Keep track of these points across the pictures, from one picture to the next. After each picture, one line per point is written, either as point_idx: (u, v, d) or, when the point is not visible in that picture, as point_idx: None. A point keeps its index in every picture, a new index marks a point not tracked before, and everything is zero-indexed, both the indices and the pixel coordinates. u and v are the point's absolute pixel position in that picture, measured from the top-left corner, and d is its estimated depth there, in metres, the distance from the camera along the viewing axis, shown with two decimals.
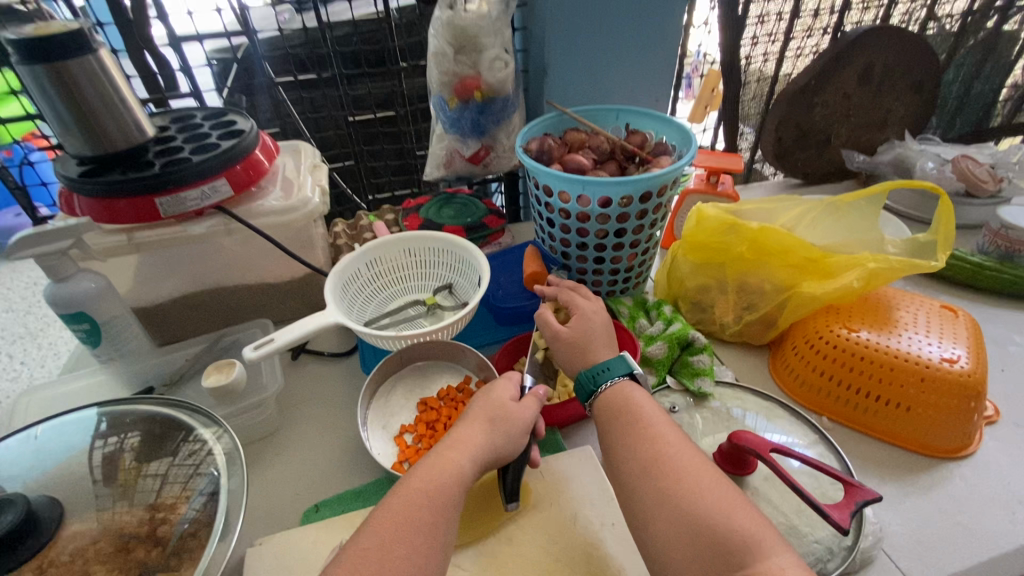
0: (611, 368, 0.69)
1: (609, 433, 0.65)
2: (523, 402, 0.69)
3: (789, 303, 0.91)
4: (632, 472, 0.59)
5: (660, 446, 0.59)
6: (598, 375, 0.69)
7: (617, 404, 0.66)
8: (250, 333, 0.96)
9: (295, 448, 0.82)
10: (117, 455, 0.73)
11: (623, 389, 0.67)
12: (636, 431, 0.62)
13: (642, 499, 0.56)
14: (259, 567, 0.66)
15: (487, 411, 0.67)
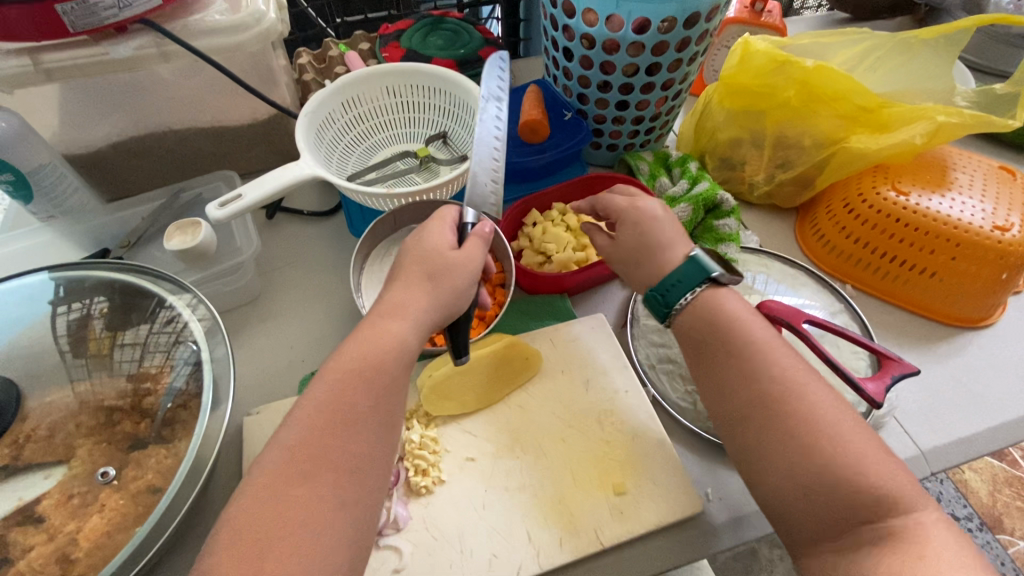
0: (684, 280, 0.59)
1: (705, 361, 0.56)
2: (465, 246, 0.58)
3: (831, 162, 0.81)
4: (741, 411, 0.52)
5: (779, 378, 0.51)
6: (670, 289, 0.59)
7: (717, 326, 0.56)
8: (213, 187, 0.82)
9: (283, 315, 0.75)
10: (84, 324, 0.65)
11: (721, 304, 0.57)
12: (742, 361, 0.53)
13: (754, 434, 0.50)
14: (259, 437, 0.63)
15: (417, 264, 0.57)
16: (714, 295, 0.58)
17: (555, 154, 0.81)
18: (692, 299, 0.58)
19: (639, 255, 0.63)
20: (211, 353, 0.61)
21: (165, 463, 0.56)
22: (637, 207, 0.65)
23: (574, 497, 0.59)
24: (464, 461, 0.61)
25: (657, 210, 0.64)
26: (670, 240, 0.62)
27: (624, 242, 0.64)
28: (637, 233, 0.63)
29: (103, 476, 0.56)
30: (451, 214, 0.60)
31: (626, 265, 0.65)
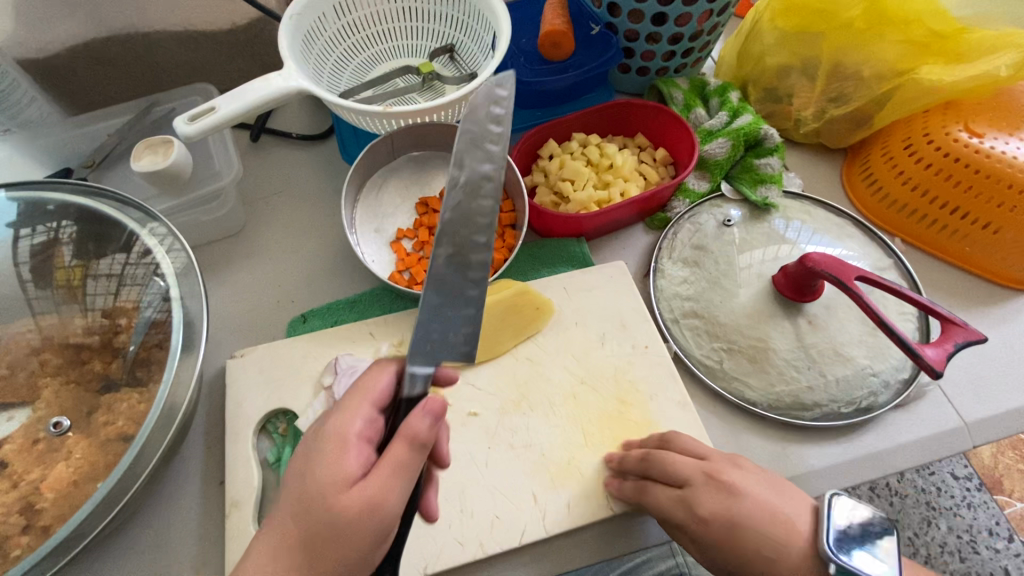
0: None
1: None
2: (373, 471, 0.39)
3: (893, 96, 0.71)
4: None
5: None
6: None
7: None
8: (187, 102, 0.72)
9: (269, 249, 0.68)
10: (51, 250, 0.58)
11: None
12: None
13: None
14: (244, 382, 0.58)
15: (298, 510, 0.39)
16: (783, 538, 0.45)
17: (579, 75, 0.70)
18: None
19: (746, 567, 0.45)
20: (181, 292, 0.55)
21: (137, 409, 0.51)
22: (697, 488, 0.48)
23: (585, 458, 0.54)
24: (466, 416, 0.56)
25: (742, 497, 0.47)
26: (801, 545, 0.45)
27: (717, 549, 0.46)
28: (737, 536, 0.45)
29: (54, 426, 0.51)
30: (374, 391, 0.43)
31: (726, 569, 0.47)
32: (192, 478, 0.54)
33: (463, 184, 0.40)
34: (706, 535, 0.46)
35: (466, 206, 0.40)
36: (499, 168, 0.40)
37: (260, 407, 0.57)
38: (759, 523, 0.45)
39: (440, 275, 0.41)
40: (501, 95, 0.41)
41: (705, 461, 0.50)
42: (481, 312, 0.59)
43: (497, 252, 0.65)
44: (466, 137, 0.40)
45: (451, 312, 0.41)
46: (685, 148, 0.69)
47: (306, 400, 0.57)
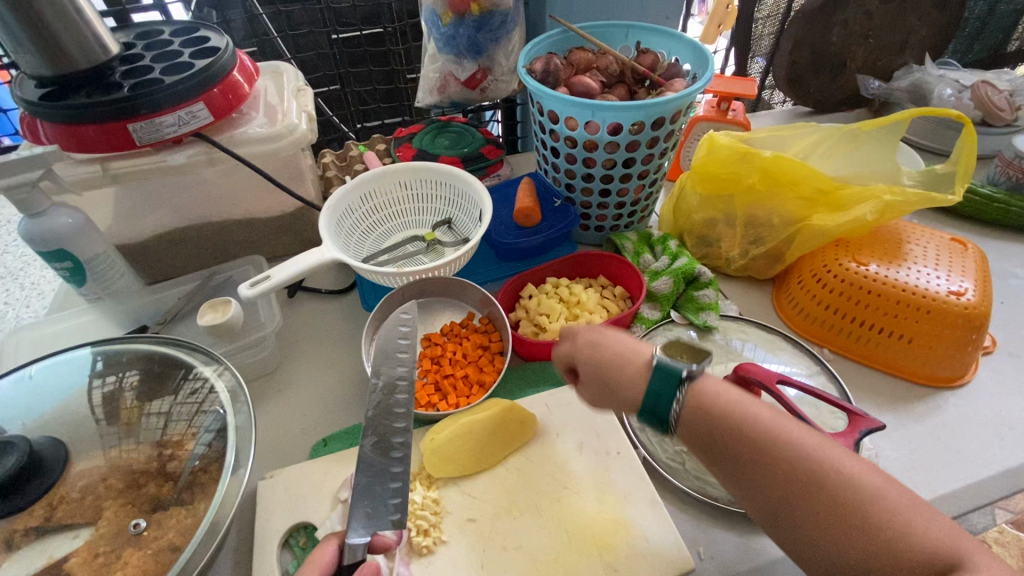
0: (662, 393, 0.52)
1: (723, 469, 0.50)
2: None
3: (797, 238, 0.90)
4: (771, 500, 0.47)
5: (779, 438, 0.47)
6: (653, 413, 0.53)
7: (623, 388, 0.56)
8: (242, 270, 0.92)
9: (298, 384, 0.82)
10: (117, 394, 0.71)
11: (710, 393, 0.51)
12: (744, 436, 0.48)
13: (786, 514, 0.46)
14: (272, 500, 0.67)
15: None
16: (622, 367, 0.56)
17: (548, 236, 0.90)
18: (678, 410, 0.52)
19: (605, 363, 0.57)
20: (235, 419, 0.67)
21: (184, 523, 0.60)
22: (579, 334, 0.61)
23: (569, 556, 0.61)
24: (464, 521, 0.64)
25: (602, 330, 0.60)
26: (629, 351, 0.57)
27: (589, 361, 0.58)
28: (598, 354, 0.58)
29: (135, 527, 0.60)
30: (320, 561, 0.51)
31: (601, 401, 0.59)
32: None
33: (383, 386, 0.64)
34: (585, 334, 0.60)
35: (386, 402, 0.64)
36: (409, 368, 0.66)
37: (285, 522, 0.65)
38: (613, 342, 0.58)
39: (370, 460, 0.59)
40: (405, 318, 0.71)
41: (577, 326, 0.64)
42: (476, 426, 0.69)
43: (487, 376, 0.78)
44: (382, 353, 0.67)
45: (380, 487, 0.58)
46: (635, 286, 0.86)
47: (324, 512, 0.66)
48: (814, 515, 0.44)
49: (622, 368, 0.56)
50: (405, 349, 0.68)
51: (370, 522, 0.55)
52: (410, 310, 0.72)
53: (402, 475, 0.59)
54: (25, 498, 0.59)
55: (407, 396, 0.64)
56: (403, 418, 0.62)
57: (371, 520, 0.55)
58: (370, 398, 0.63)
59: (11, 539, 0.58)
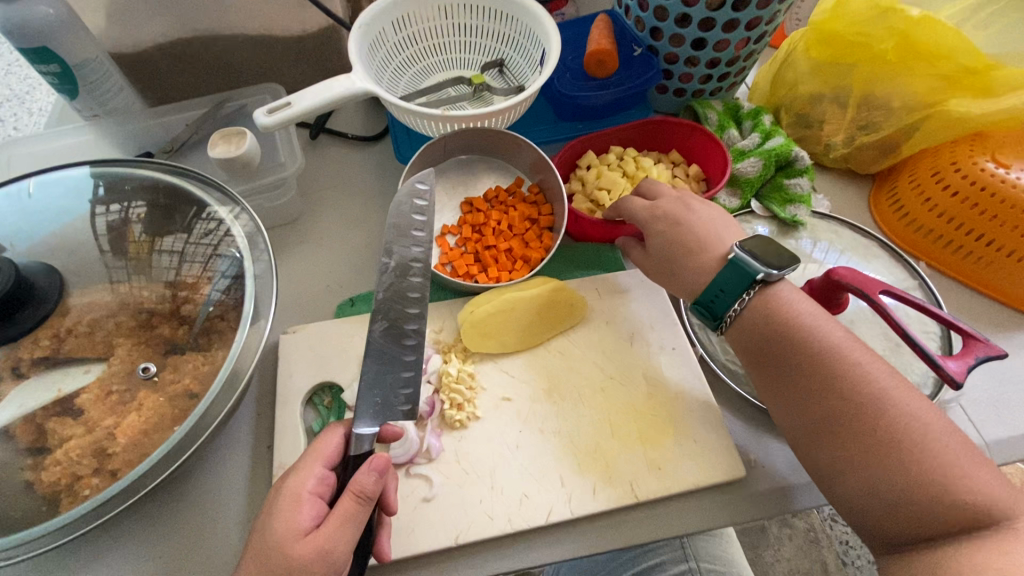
0: (728, 290, 0.56)
1: (766, 375, 0.54)
2: (325, 521, 0.43)
3: (922, 126, 0.74)
4: (820, 416, 0.49)
5: (839, 352, 0.50)
6: (713, 302, 0.57)
7: (685, 267, 0.59)
8: (258, 99, 0.78)
9: (322, 237, 0.73)
10: (124, 226, 0.63)
11: (784, 306, 0.54)
12: (804, 346, 0.52)
13: (820, 432, 0.49)
14: (295, 356, 0.62)
15: (256, 561, 0.42)
16: (699, 262, 0.58)
17: (619, 93, 0.75)
18: (739, 306, 0.56)
19: (672, 252, 0.60)
20: (254, 267, 0.60)
21: (202, 370, 0.56)
22: (663, 197, 0.63)
23: (610, 446, 0.57)
24: (501, 400, 0.59)
25: (689, 207, 0.61)
26: (704, 241, 0.59)
27: (658, 237, 0.61)
28: (671, 238, 0.60)
29: (144, 371, 0.56)
30: (325, 449, 0.47)
31: (660, 267, 0.62)
32: (243, 442, 0.59)
33: (394, 268, 0.54)
34: (660, 220, 0.61)
35: (398, 285, 0.54)
36: (423, 250, 0.55)
37: (308, 380, 0.61)
38: (694, 226, 0.60)
39: (381, 346, 0.52)
40: (421, 190, 0.58)
41: (664, 195, 0.64)
42: (521, 304, 0.62)
43: (534, 252, 0.68)
44: (394, 229, 0.55)
45: (391, 376, 0.51)
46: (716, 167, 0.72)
47: (352, 375, 0.61)
48: (837, 425, 0.48)
49: (698, 261, 0.58)
50: (420, 227, 0.56)
51: (379, 412, 0.50)
52: (428, 181, 0.59)
53: (415, 364, 0.52)
54: (18, 327, 0.55)
55: (422, 281, 0.54)
56: (418, 305, 0.53)
57: (378, 412, 0.50)
58: (380, 279, 0.53)
59: (20, 366, 0.54)
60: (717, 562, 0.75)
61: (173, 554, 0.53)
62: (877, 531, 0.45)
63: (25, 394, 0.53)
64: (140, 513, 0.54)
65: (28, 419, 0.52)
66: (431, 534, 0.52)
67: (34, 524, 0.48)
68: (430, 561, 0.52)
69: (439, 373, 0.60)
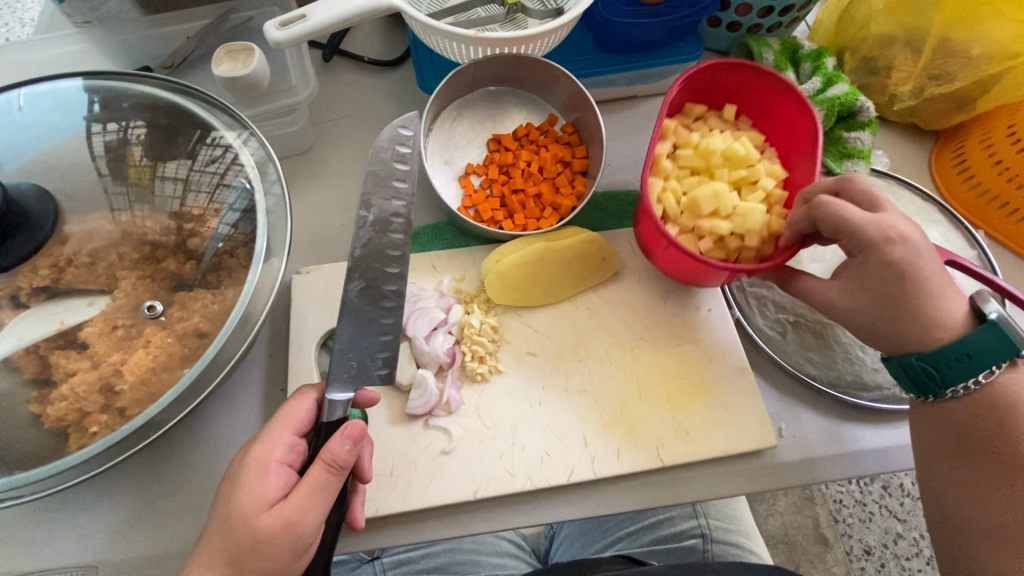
0: (978, 355, 0.46)
1: (953, 450, 0.47)
2: (293, 492, 0.41)
3: (1005, 78, 0.66)
4: (1012, 516, 0.43)
5: None
6: (949, 365, 0.46)
7: (919, 315, 0.46)
8: (266, 12, 0.70)
9: (336, 171, 0.68)
10: (124, 147, 0.57)
11: (1014, 389, 0.45)
12: (1021, 439, 0.44)
13: (995, 529, 0.43)
14: (308, 298, 0.59)
15: (220, 531, 0.41)
16: (936, 318, 0.46)
17: (670, 22, 0.67)
18: (982, 380, 0.46)
19: (901, 294, 0.46)
20: (265, 202, 0.55)
21: (211, 309, 0.52)
22: (889, 215, 0.48)
23: (638, 409, 0.54)
24: (524, 355, 0.56)
25: (926, 249, 0.47)
26: (937, 297, 0.46)
27: (884, 267, 0.46)
28: (900, 277, 0.46)
29: (149, 310, 0.53)
30: (294, 417, 0.45)
31: (868, 304, 0.48)
32: (255, 384, 0.57)
33: (373, 222, 0.49)
34: (898, 248, 0.46)
35: (377, 241, 0.50)
36: (404, 203, 0.51)
37: (322, 324, 0.58)
38: (932, 270, 0.46)
39: (356, 307, 0.49)
40: (405, 136, 0.52)
41: (891, 211, 0.48)
42: (552, 254, 0.57)
43: (565, 199, 0.62)
44: (372, 179, 0.50)
45: (367, 340, 0.49)
46: (801, 119, 0.58)
47: None
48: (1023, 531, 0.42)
49: (933, 318, 0.46)
50: (403, 177, 0.51)
51: (354, 377, 0.48)
52: (412, 126, 0.53)
53: (394, 328, 0.50)
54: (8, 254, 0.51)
55: (404, 238, 0.51)
56: (398, 263, 0.50)
57: (353, 378, 0.48)
58: (357, 233, 0.49)
59: (18, 295, 0.51)
60: (729, 521, 0.74)
61: (186, 492, 0.52)
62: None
63: (24, 324, 0.50)
64: (153, 451, 0.53)
65: (31, 350, 0.49)
66: (447, 487, 0.51)
67: (41, 458, 0.47)
68: (447, 513, 0.51)
69: (460, 324, 0.56)
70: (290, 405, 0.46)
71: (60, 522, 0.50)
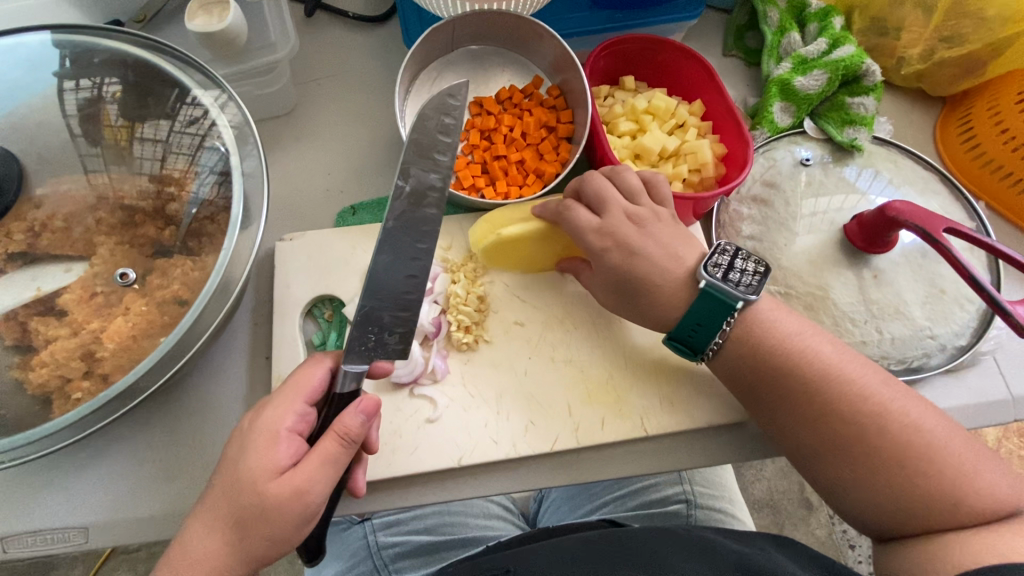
0: (709, 322, 0.48)
1: (754, 396, 0.48)
2: (303, 461, 0.41)
3: (1016, 42, 0.63)
4: (818, 434, 0.45)
5: (819, 368, 0.46)
6: (691, 334, 0.49)
7: (656, 293, 0.49)
8: None
9: (320, 134, 0.66)
10: (99, 106, 0.55)
11: (768, 330, 0.48)
12: (810, 361, 0.46)
13: (820, 453, 0.45)
14: (292, 265, 0.58)
15: (226, 496, 0.41)
16: (668, 288, 0.49)
17: None
18: (723, 338, 0.49)
19: (638, 280, 0.49)
20: (242, 164, 0.53)
21: (191, 276, 0.51)
22: (612, 210, 0.51)
23: (624, 379, 0.54)
24: (510, 324, 0.56)
25: (638, 230, 0.50)
26: (653, 260, 0.49)
27: (630, 256, 0.50)
28: (632, 262, 0.49)
29: (123, 277, 0.52)
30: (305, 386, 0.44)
31: (615, 290, 0.51)
32: (240, 351, 0.56)
33: (409, 194, 0.45)
34: (620, 229, 0.50)
35: (411, 214, 0.46)
36: (442, 177, 0.46)
37: (306, 291, 0.57)
38: (645, 239, 0.50)
39: (383, 281, 0.46)
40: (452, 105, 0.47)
41: (634, 201, 0.52)
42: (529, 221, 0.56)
43: (548, 165, 0.60)
44: (414, 148, 0.45)
45: (388, 315, 0.46)
46: (686, 64, 0.62)
47: (354, 290, 0.57)
48: (834, 441, 0.45)
49: (657, 286, 0.49)
50: (444, 149, 0.46)
51: (369, 350, 0.46)
52: (460, 95, 0.47)
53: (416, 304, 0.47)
54: None
55: (437, 213, 0.46)
56: (428, 238, 0.46)
57: (369, 350, 0.46)
58: (391, 204, 0.44)
59: None
60: (712, 486, 0.75)
61: (172, 457, 0.52)
62: (892, 545, 0.44)
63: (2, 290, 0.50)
64: (141, 416, 0.53)
65: (10, 317, 0.49)
66: (433, 454, 0.51)
67: (25, 425, 0.47)
68: (433, 478, 0.52)
69: (446, 293, 0.56)
70: (300, 374, 0.45)
71: (47, 486, 0.51)
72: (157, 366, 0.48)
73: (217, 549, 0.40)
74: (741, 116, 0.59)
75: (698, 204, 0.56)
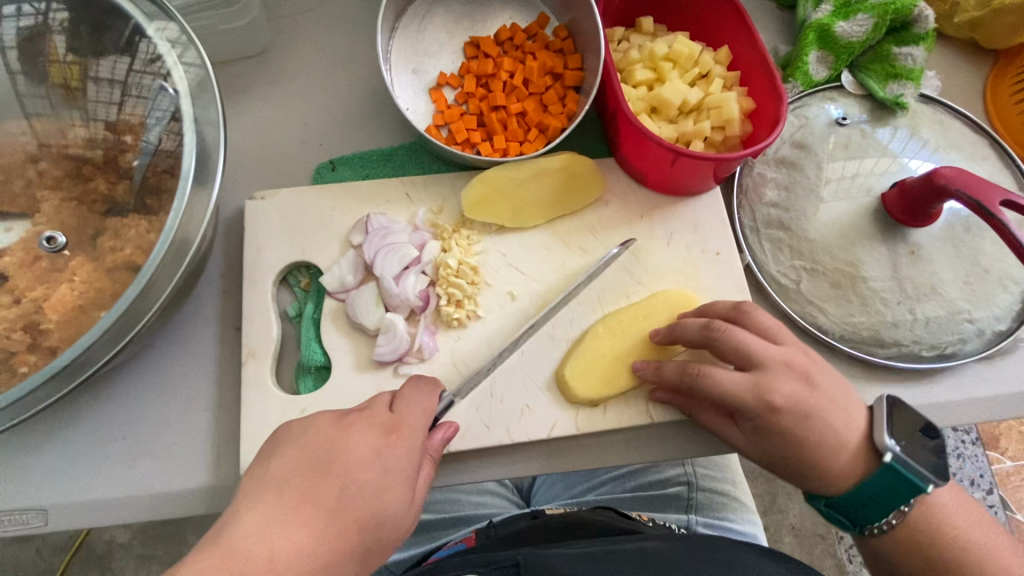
0: (884, 499, 0.42)
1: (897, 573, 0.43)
2: (421, 489, 0.39)
3: None
4: None
5: (978, 553, 0.41)
6: (855, 508, 0.43)
7: (821, 462, 0.42)
8: None
9: (294, 78, 0.58)
10: (44, 36, 0.47)
11: (936, 514, 0.42)
12: (968, 548, 0.41)
13: None
14: (264, 227, 0.52)
15: (360, 526, 0.34)
16: (830, 459, 0.42)
17: None
18: (896, 520, 0.42)
19: (800, 447, 0.42)
20: (194, 110, 0.46)
21: (146, 238, 0.45)
22: (772, 364, 0.43)
23: None
24: (507, 298, 0.50)
25: (806, 389, 0.42)
26: (824, 429, 0.42)
27: (788, 417, 0.42)
28: (806, 427, 0.42)
29: (50, 242, 0.46)
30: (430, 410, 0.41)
31: (765, 449, 0.43)
32: (208, 322, 0.51)
33: None
34: (785, 385, 0.42)
35: None
36: None
37: (280, 257, 0.51)
38: (818, 400, 0.42)
39: None
40: None
41: (779, 345, 0.44)
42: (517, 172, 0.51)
43: (553, 119, 0.53)
44: None
45: None
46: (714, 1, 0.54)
47: (333, 256, 0.51)
48: None
49: (837, 453, 0.42)
50: None
51: None
52: None
53: None
54: None
55: None
56: None
57: None
58: None
59: None
60: (716, 468, 0.71)
61: (135, 437, 0.48)
62: None
63: None
64: (100, 391, 0.48)
65: None
66: None
67: None
68: None
69: (435, 263, 0.50)
70: (409, 397, 0.41)
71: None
72: (100, 343, 0.42)
73: (304, 541, 0.33)
74: (774, 65, 0.51)
75: (720, 166, 0.49)
